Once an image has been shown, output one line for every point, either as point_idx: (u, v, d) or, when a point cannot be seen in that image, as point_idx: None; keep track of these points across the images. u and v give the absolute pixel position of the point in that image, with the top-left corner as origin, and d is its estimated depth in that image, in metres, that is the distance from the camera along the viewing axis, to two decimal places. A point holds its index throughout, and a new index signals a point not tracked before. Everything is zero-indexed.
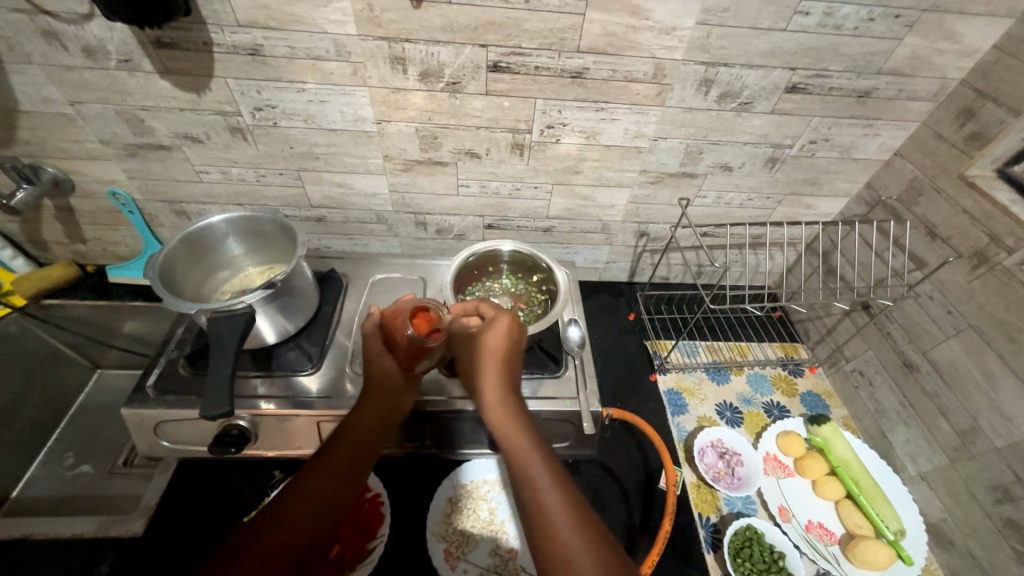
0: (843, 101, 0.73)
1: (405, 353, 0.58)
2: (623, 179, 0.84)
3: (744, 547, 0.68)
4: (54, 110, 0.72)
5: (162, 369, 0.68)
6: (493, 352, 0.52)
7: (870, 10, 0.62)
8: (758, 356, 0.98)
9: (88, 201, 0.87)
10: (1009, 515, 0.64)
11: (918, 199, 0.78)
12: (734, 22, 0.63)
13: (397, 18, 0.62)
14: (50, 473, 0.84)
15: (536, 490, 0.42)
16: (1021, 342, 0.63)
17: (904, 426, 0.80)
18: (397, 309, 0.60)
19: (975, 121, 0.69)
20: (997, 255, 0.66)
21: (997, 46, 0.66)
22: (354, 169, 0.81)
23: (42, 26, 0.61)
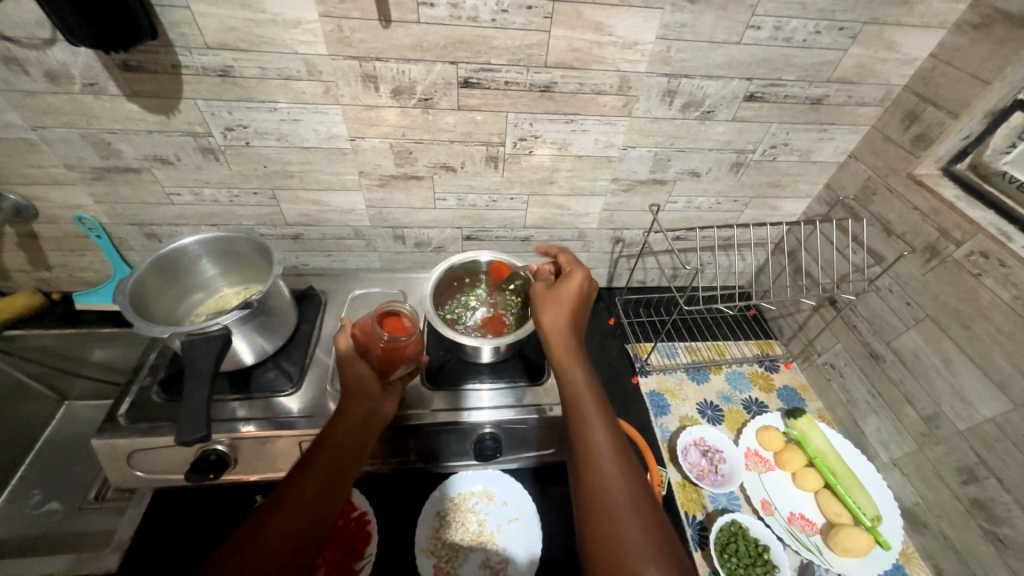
0: (798, 107, 0.77)
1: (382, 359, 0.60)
2: (596, 188, 0.87)
3: (730, 543, 0.69)
4: (15, 135, 0.70)
5: (135, 397, 0.66)
6: (566, 302, 0.62)
7: (816, 24, 0.67)
8: (735, 354, 1.01)
9: (52, 227, 0.84)
10: (974, 495, 0.68)
11: (873, 197, 0.82)
12: (692, 36, 0.66)
13: (367, 37, 0.63)
14: (15, 512, 0.81)
15: (584, 412, 0.53)
16: (973, 329, 0.67)
17: (875, 415, 0.83)
18: (367, 318, 0.62)
19: (919, 123, 0.74)
20: (947, 248, 0.70)
21: (934, 54, 0.71)
22: (330, 186, 0.82)
23: (1, 52, 0.60)
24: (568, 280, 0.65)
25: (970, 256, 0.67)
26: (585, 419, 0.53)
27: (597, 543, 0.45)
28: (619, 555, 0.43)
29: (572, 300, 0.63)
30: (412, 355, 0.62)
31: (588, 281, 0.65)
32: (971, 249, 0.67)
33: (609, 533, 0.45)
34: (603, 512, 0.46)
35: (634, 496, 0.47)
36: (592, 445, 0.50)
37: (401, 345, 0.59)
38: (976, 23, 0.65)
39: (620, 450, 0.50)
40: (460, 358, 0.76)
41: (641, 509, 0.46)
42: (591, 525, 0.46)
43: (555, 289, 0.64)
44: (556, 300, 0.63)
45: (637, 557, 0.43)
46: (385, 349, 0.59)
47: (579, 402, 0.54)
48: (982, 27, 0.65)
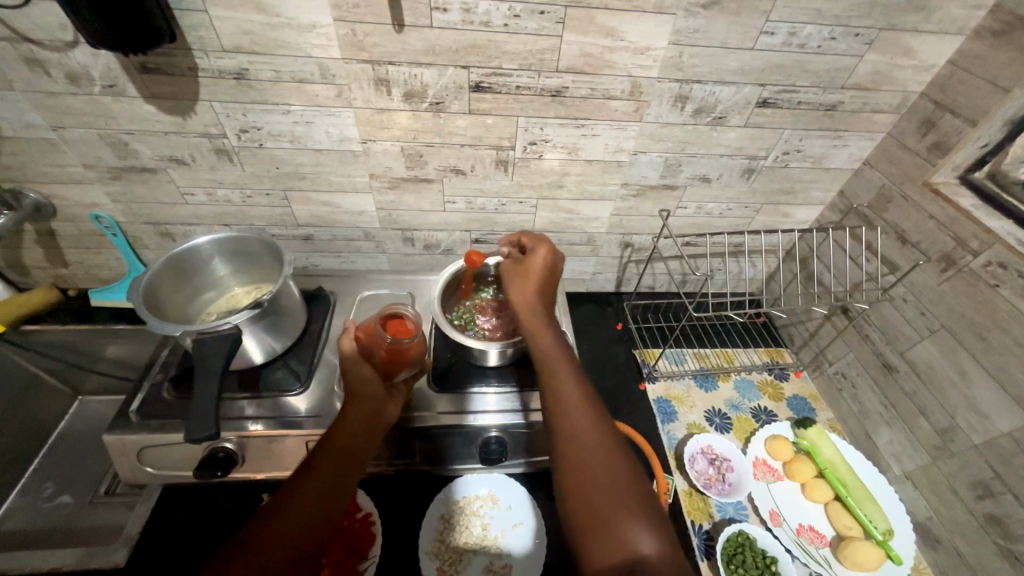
0: (811, 114, 0.76)
1: (383, 361, 0.60)
2: (606, 193, 0.86)
3: (737, 554, 0.68)
4: (36, 135, 0.72)
5: (146, 394, 0.67)
6: (533, 278, 0.63)
7: (831, 29, 0.66)
8: (744, 361, 1.00)
9: (70, 225, 0.86)
10: (990, 511, 0.66)
11: (888, 205, 0.81)
12: (705, 42, 0.66)
13: (380, 41, 0.63)
14: (28, 504, 0.82)
15: (558, 387, 0.53)
16: (990, 340, 0.66)
17: (887, 427, 0.82)
18: (370, 320, 0.61)
19: (936, 131, 0.73)
20: (964, 257, 0.69)
21: (952, 61, 0.70)
22: (341, 188, 0.82)
23: (25, 53, 0.62)
24: (535, 257, 0.64)
25: (987, 266, 0.66)
26: (560, 393, 0.53)
27: (581, 507, 0.46)
28: (603, 515, 0.45)
29: (541, 277, 0.63)
30: (417, 357, 0.62)
31: (554, 256, 0.65)
32: (989, 259, 0.66)
33: (592, 495, 0.46)
34: (583, 477, 0.47)
35: (613, 459, 0.48)
36: (569, 414, 0.51)
37: (405, 349, 0.59)
38: (997, 30, 0.64)
39: (596, 416, 0.51)
40: (467, 361, 0.76)
41: (620, 471, 0.48)
42: (572, 492, 0.47)
43: (523, 267, 0.64)
44: (523, 279, 0.63)
45: (620, 515, 0.44)
46: (389, 351, 0.59)
47: (552, 373, 0.55)
48: (1002, 33, 0.64)
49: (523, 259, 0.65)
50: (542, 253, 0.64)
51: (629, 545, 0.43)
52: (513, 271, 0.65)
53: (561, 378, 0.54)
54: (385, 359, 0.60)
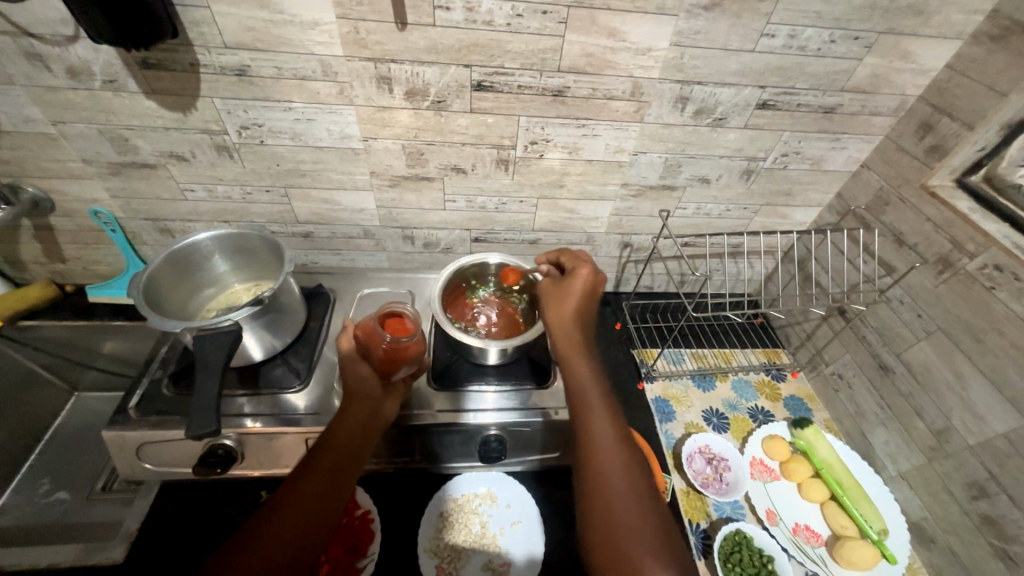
0: (811, 116, 0.77)
1: (383, 361, 0.59)
2: (606, 193, 0.87)
3: (734, 552, 0.68)
4: (35, 129, 0.71)
5: (145, 390, 0.67)
6: (572, 300, 0.62)
7: (831, 32, 0.66)
8: (742, 362, 1.00)
9: (68, 220, 0.85)
10: (985, 511, 0.67)
11: (885, 208, 0.82)
12: (706, 44, 0.66)
13: (383, 39, 0.63)
14: (23, 501, 0.82)
15: (591, 417, 0.54)
16: (986, 342, 0.66)
17: (883, 427, 0.82)
18: (369, 320, 0.61)
19: (934, 134, 0.73)
20: (960, 260, 0.70)
21: (950, 65, 0.70)
22: (341, 186, 0.82)
23: (25, 48, 0.61)
24: (574, 277, 0.64)
25: (983, 269, 0.67)
26: (592, 423, 0.53)
27: (603, 542, 0.46)
28: (624, 555, 0.45)
29: (579, 299, 0.63)
30: (416, 356, 0.61)
31: (593, 277, 0.64)
32: (985, 262, 0.66)
33: (616, 532, 0.46)
34: (609, 512, 0.48)
35: (639, 498, 0.48)
36: (598, 447, 0.52)
37: (403, 347, 0.58)
38: (994, 35, 0.65)
39: (626, 451, 0.51)
40: (466, 359, 0.76)
41: (644, 510, 0.47)
42: (595, 525, 0.48)
43: (562, 288, 0.64)
44: (561, 299, 0.63)
45: (642, 556, 0.44)
46: (386, 351, 0.58)
47: (585, 403, 0.55)
48: (1000, 38, 0.64)
49: (563, 280, 0.65)
50: (581, 275, 0.64)
51: None
52: (551, 287, 0.65)
53: (593, 409, 0.54)
54: (384, 358, 0.58)
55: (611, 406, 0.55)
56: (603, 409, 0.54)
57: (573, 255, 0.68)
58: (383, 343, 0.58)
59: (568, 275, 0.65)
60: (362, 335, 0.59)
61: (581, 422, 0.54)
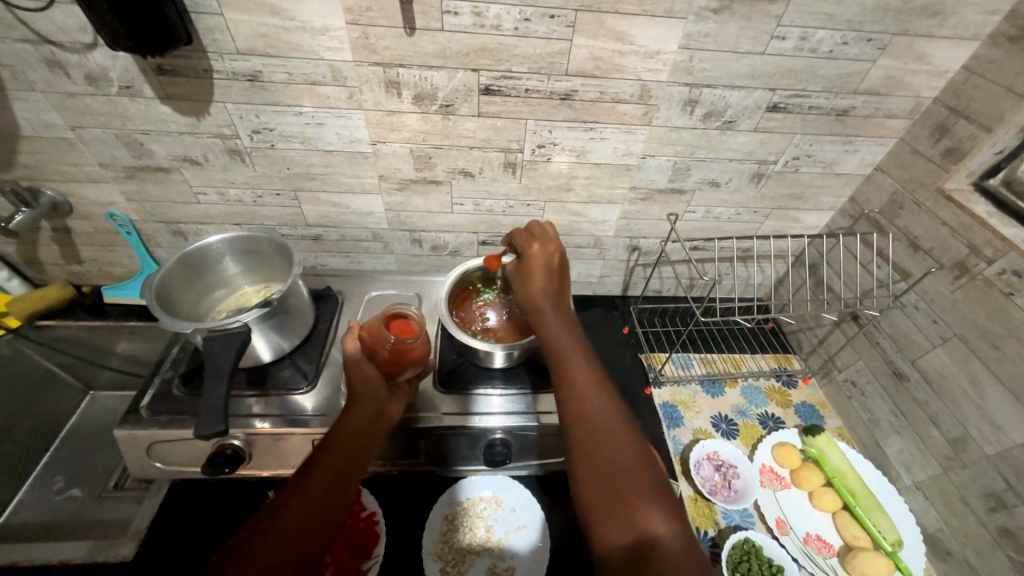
0: (822, 119, 0.76)
1: (388, 361, 0.60)
2: (614, 196, 0.86)
3: (742, 561, 0.67)
4: (55, 134, 0.73)
5: (157, 389, 0.68)
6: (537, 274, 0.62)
7: (843, 34, 0.65)
8: (752, 367, 0.99)
9: (85, 222, 0.87)
10: (1003, 524, 0.65)
11: (900, 212, 0.80)
12: (715, 46, 0.66)
13: (392, 44, 0.64)
14: (39, 497, 0.83)
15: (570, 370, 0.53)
16: (1004, 350, 0.65)
17: (897, 436, 0.81)
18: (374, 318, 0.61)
19: (950, 137, 0.72)
20: (977, 265, 0.68)
21: (966, 66, 0.69)
22: (350, 189, 0.83)
23: (46, 55, 0.63)
24: (530, 258, 0.63)
25: (1002, 275, 0.65)
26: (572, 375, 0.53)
27: (597, 491, 0.46)
28: (620, 498, 0.45)
29: (543, 268, 0.62)
30: (421, 357, 0.62)
31: (554, 251, 0.64)
32: (1003, 267, 0.65)
33: (608, 477, 0.46)
34: (598, 460, 0.47)
35: (627, 443, 0.48)
36: (580, 399, 0.51)
37: (409, 348, 0.59)
38: (1013, 35, 0.63)
39: (608, 398, 0.51)
40: (472, 362, 0.76)
41: (634, 456, 0.47)
42: (586, 476, 0.47)
43: (524, 265, 0.63)
44: (528, 272, 0.62)
45: (637, 499, 0.44)
46: (392, 351, 0.59)
47: (563, 359, 0.54)
48: (1018, 39, 0.63)
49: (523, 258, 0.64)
50: (537, 250, 0.63)
51: (647, 530, 0.43)
52: (515, 271, 0.65)
53: (574, 363, 0.54)
54: (389, 358, 0.60)
55: (589, 358, 0.55)
56: (582, 362, 0.54)
57: (527, 229, 0.67)
58: (388, 344, 0.58)
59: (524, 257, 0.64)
60: (367, 335, 0.59)
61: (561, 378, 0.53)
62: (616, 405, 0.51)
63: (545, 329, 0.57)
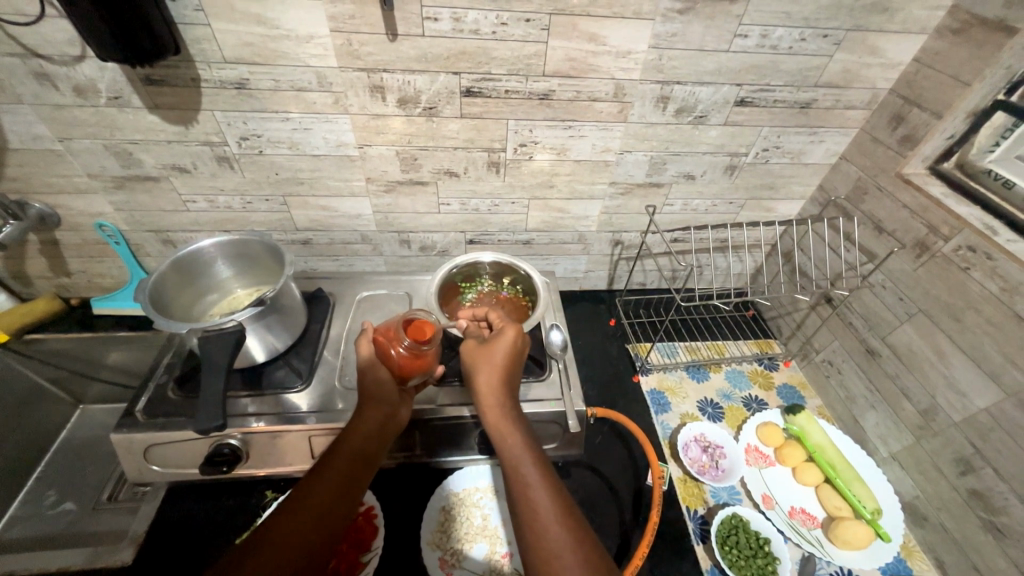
0: (787, 111, 0.80)
1: (400, 367, 0.61)
2: (595, 192, 0.90)
3: (731, 535, 0.70)
4: (43, 146, 0.74)
5: (152, 393, 0.68)
6: (498, 365, 0.58)
7: (801, 31, 0.70)
8: (735, 353, 1.02)
9: (74, 234, 0.88)
10: (973, 486, 0.68)
11: (864, 197, 0.84)
12: (683, 45, 0.70)
13: (375, 50, 0.66)
14: (31, 513, 0.83)
15: (526, 488, 0.48)
16: (964, 321, 0.69)
17: (873, 410, 0.84)
18: (389, 325, 0.64)
19: (905, 124, 0.76)
20: (936, 243, 0.72)
21: (916, 58, 0.74)
22: (338, 192, 0.85)
23: (34, 69, 0.64)
24: (498, 339, 0.60)
25: (958, 251, 0.69)
26: (529, 493, 0.47)
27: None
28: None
29: (500, 361, 0.58)
30: (429, 365, 0.64)
31: (520, 337, 0.61)
32: (959, 243, 0.69)
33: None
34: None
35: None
36: (542, 539, 0.44)
37: (421, 352, 0.61)
38: (955, 28, 0.68)
39: (570, 527, 0.45)
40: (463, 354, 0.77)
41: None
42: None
43: (484, 349, 0.59)
44: (487, 364, 0.58)
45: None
46: (404, 357, 0.61)
47: (517, 481, 0.49)
48: (961, 32, 0.68)
49: (487, 342, 0.60)
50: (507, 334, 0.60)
51: None
52: (476, 349, 0.61)
53: (530, 486, 0.48)
54: (401, 364, 0.61)
55: (554, 488, 0.48)
56: (540, 486, 0.48)
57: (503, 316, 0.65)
58: (402, 346, 0.61)
59: (493, 338, 0.61)
60: (381, 338, 0.62)
61: (520, 504, 0.47)
62: (578, 542, 0.44)
63: (501, 445, 0.52)
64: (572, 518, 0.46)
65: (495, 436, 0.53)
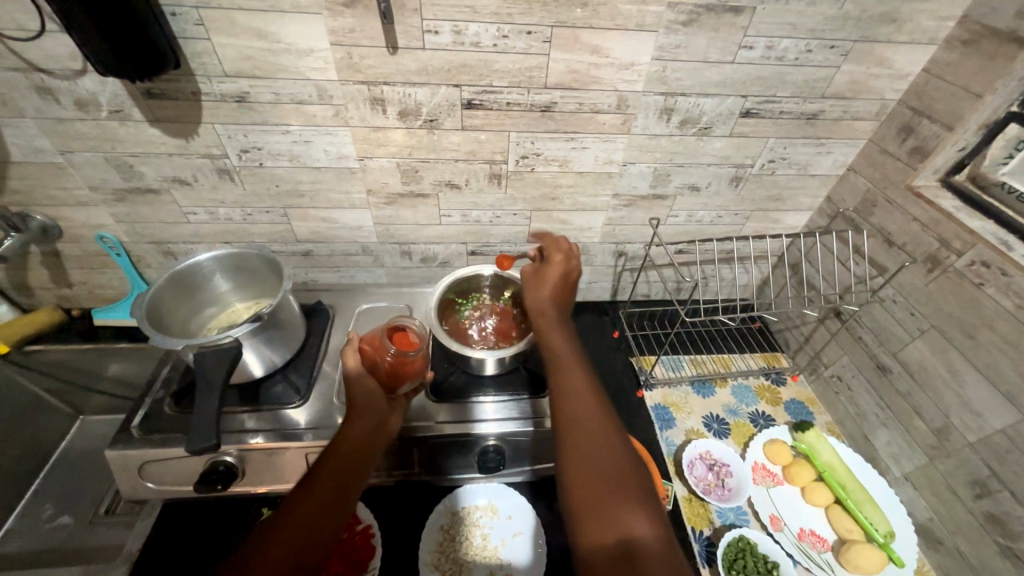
0: (794, 123, 0.79)
1: (387, 373, 0.62)
2: (598, 203, 0.89)
3: (738, 559, 0.68)
4: (45, 159, 0.74)
5: (148, 409, 0.68)
6: (550, 282, 0.66)
7: (807, 43, 0.69)
8: (741, 366, 1.00)
9: (75, 246, 0.88)
10: (989, 509, 0.66)
11: (873, 209, 0.83)
12: (686, 57, 0.69)
13: (375, 63, 0.66)
14: (28, 526, 0.84)
15: (565, 372, 0.56)
16: (978, 338, 0.67)
17: (884, 428, 0.82)
18: (373, 333, 0.64)
19: (915, 136, 0.75)
20: (948, 257, 0.70)
21: (926, 69, 0.72)
22: (339, 205, 0.85)
23: (36, 82, 0.65)
24: (551, 262, 0.67)
25: (971, 266, 0.67)
26: (567, 375, 0.56)
27: (583, 489, 0.46)
28: (607, 493, 0.45)
29: (553, 279, 0.66)
30: (418, 371, 0.64)
31: (569, 264, 0.68)
32: (972, 258, 0.67)
33: (596, 481, 0.46)
34: (585, 462, 0.48)
35: (616, 454, 0.49)
36: (576, 410, 0.52)
37: (408, 359, 0.61)
38: (966, 39, 0.67)
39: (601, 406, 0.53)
40: (463, 370, 0.77)
41: (619, 462, 0.48)
42: (572, 475, 0.48)
43: (539, 270, 0.68)
44: (539, 281, 0.66)
45: (620, 496, 0.45)
46: (391, 364, 0.61)
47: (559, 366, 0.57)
48: (971, 42, 0.67)
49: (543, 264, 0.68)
50: (557, 258, 0.67)
51: (627, 530, 0.43)
52: (532, 273, 0.68)
53: (571, 374, 0.56)
54: (388, 371, 0.62)
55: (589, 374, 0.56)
56: (578, 372, 0.56)
57: (553, 240, 0.70)
58: (388, 354, 0.61)
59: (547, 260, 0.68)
60: (367, 348, 0.61)
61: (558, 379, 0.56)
62: (606, 417, 0.52)
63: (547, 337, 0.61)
64: (602, 402, 0.54)
65: (541, 332, 0.62)
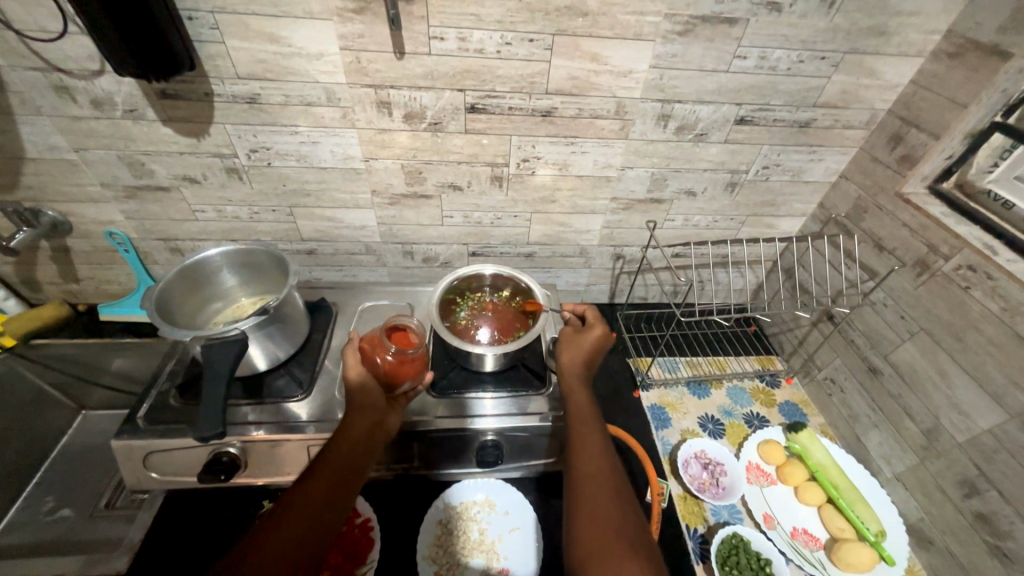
0: (787, 130, 0.81)
1: (386, 376, 0.63)
2: (596, 207, 0.91)
3: (731, 555, 0.69)
4: (59, 156, 0.76)
5: (153, 401, 0.69)
6: (579, 349, 0.68)
7: (799, 53, 0.71)
8: (736, 369, 1.02)
9: (85, 241, 0.90)
10: (978, 509, 0.67)
11: (864, 215, 0.85)
12: (683, 65, 0.71)
13: (383, 67, 0.68)
14: (29, 518, 0.84)
15: (582, 428, 0.59)
16: (966, 340, 0.69)
17: (876, 429, 0.83)
18: (374, 333, 0.65)
19: (904, 144, 0.77)
20: (936, 262, 0.72)
21: (914, 80, 0.75)
22: (344, 204, 0.87)
23: (54, 82, 0.67)
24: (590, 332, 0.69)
25: (959, 270, 0.69)
26: (582, 431, 0.59)
27: (589, 547, 0.47)
28: (610, 551, 0.46)
29: (589, 345, 0.68)
30: (417, 369, 0.65)
31: (606, 336, 0.69)
32: (960, 262, 0.69)
33: (604, 537, 0.48)
34: (591, 519, 0.50)
35: (625, 514, 0.50)
36: (589, 467, 0.55)
37: (407, 358, 0.62)
38: (951, 51, 0.70)
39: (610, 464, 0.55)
40: (463, 367, 0.78)
41: (626, 522, 0.49)
42: (581, 528, 0.49)
43: (576, 337, 0.70)
44: (571, 345, 0.69)
45: (627, 552, 0.46)
46: (390, 364, 0.62)
47: (581, 424, 0.60)
48: (956, 55, 0.69)
49: (581, 330, 0.71)
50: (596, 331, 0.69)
51: None
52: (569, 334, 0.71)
53: (585, 431, 0.59)
54: (387, 373, 0.63)
55: (602, 432, 0.59)
56: (592, 429, 0.59)
57: (599, 313, 0.73)
58: (388, 353, 0.62)
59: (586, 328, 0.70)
60: (368, 347, 0.63)
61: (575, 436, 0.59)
62: (616, 477, 0.54)
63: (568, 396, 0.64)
64: (613, 461, 0.56)
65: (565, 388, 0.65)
